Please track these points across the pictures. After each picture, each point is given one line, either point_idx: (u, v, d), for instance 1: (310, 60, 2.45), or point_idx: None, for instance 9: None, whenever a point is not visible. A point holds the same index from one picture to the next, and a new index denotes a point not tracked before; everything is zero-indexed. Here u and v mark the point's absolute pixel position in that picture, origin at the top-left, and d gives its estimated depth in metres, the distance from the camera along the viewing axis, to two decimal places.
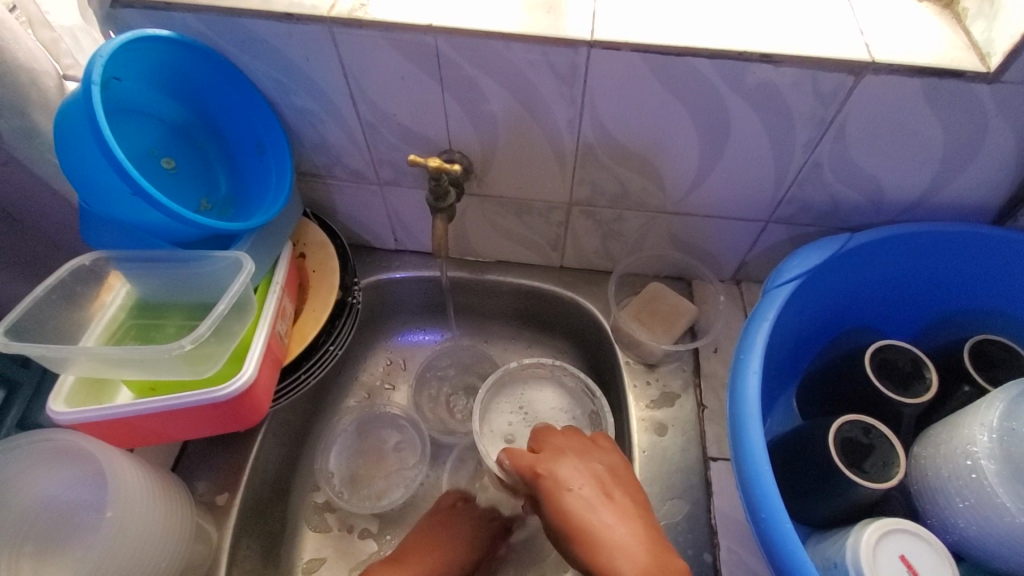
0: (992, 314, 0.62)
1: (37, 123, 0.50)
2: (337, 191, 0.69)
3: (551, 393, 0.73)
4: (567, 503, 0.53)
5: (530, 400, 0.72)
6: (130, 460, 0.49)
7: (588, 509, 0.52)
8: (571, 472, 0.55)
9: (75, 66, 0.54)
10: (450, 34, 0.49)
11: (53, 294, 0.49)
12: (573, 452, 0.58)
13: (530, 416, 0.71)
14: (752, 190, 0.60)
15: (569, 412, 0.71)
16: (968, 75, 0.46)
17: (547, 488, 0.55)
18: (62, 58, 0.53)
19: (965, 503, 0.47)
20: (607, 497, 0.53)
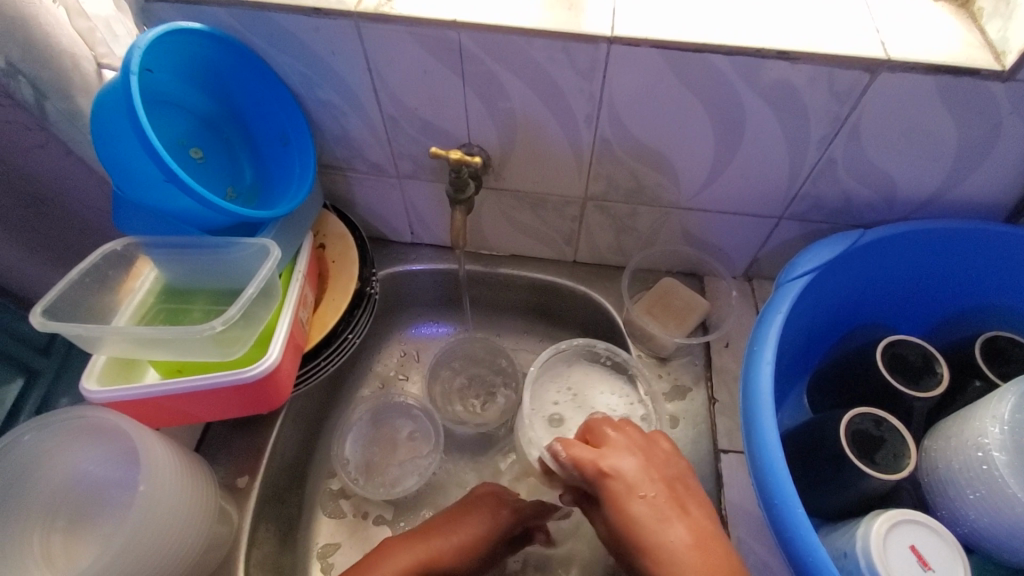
0: (1005, 311, 0.62)
1: (79, 105, 0.53)
2: (356, 184, 0.70)
3: (603, 378, 0.67)
4: (632, 511, 0.50)
5: (580, 384, 0.66)
6: (161, 439, 0.51)
7: (655, 521, 0.49)
8: (637, 477, 0.51)
9: (109, 55, 0.55)
10: (473, 30, 0.50)
11: (86, 277, 0.51)
12: (636, 452, 0.53)
13: (578, 400, 0.65)
14: (765, 187, 0.61)
15: (626, 396, 0.66)
16: (983, 73, 0.47)
17: (608, 491, 0.51)
18: (97, 47, 0.54)
19: (976, 494, 0.47)
20: (673, 507, 0.50)
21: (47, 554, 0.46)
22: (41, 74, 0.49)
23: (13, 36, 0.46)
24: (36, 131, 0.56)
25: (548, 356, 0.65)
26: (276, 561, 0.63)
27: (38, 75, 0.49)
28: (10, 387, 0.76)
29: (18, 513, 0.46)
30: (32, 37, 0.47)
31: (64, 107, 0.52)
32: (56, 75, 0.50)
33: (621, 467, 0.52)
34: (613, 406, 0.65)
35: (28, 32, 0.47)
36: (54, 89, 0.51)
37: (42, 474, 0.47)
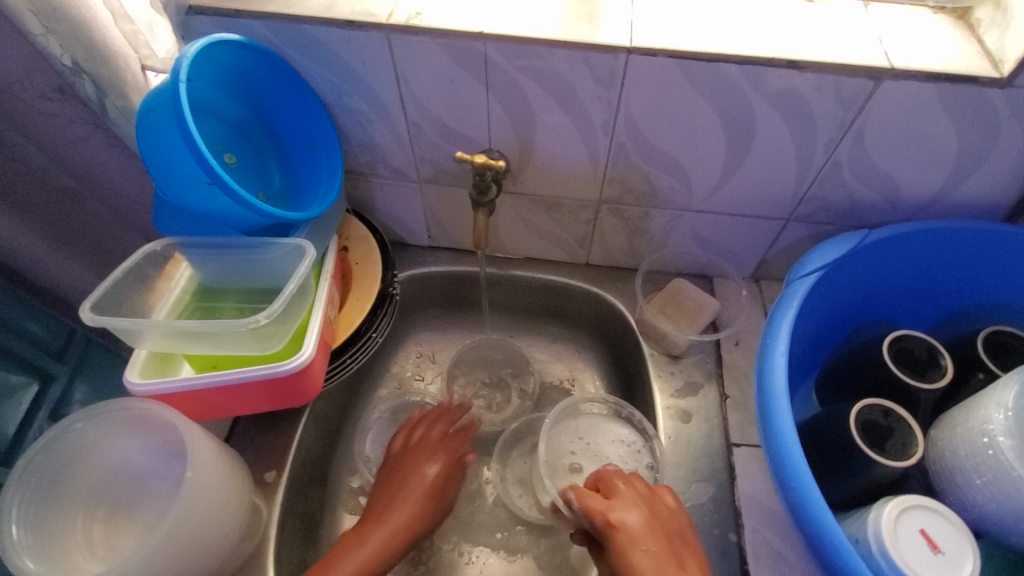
0: (1005, 308, 0.65)
1: (131, 103, 0.57)
2: (377, 189, 0.73)
3: (612, 426, 0.68)
4: (635, 565, 0.50)
5: (591, 433, 0.68)
6: (202, 430, 0.53)
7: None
8: (641, 534, 0.52)
9: (150, 57, 0.59)
10: (499, 41, 0.53)
11: (129, 276, 0.54)
12: (642, 508, 0.54)
13: (593, 449, 0.66)
14: (773, 189, 0.63)
15: (632, 444, 0.66)
16: (982, 80, 0.50)
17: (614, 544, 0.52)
18: (140, 49, 0.58)
19: (982, 479, 0.49)
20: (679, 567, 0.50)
21: (88, 542, 0.48)
22: (101, 73, 0.53)
23: (76, 38, 0.50)
24: (81, 122, 0.59)
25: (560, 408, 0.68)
26: (302, 554, 0.64)
27: (98, 73, 0.53)
28: (24, 395, 0.68)
29: (64, 502, 0.48)
30: (92, 40, 0.51)
31: (120, 105, 0.56)
32: (112, 75, 0.54)
33: (627, 523, 0.53)
34: (622, 458, 0.65)
35: (88, 33, 0.51)
36: (112, 88, 0.55)
37: (84, 465, 0.50)
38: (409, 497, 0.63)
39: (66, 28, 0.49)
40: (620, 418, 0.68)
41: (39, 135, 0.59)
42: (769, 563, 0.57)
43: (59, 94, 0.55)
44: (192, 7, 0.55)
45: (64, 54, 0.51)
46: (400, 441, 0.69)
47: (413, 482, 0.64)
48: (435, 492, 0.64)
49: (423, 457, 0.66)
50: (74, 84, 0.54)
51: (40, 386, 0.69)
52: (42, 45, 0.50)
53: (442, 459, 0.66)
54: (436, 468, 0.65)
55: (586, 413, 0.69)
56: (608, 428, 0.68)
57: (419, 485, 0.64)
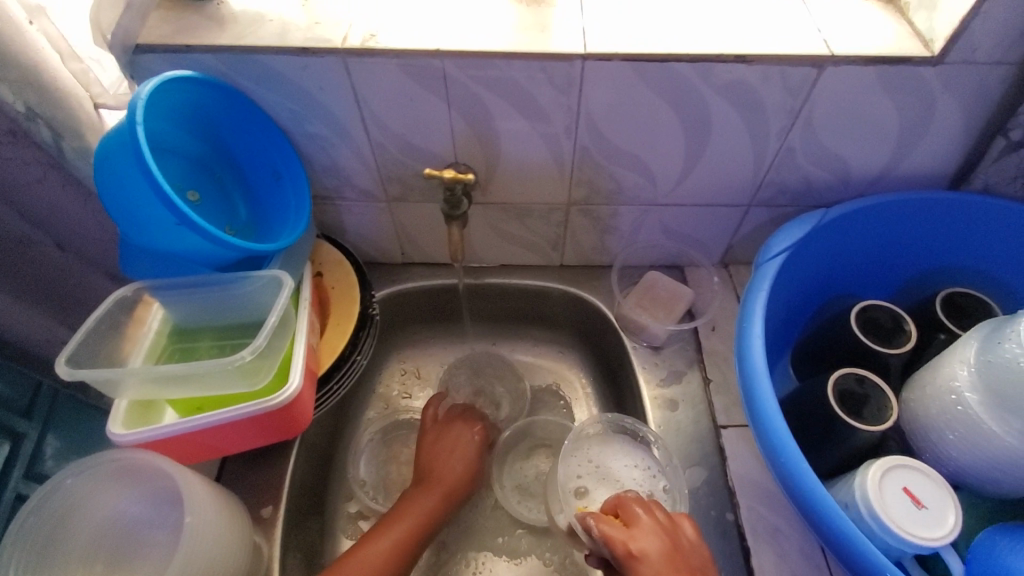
0: (958, 270, 0.69)
1: (87, 142, 0.58)
2: (346, 212, 0.73)
3: (623, 448, 0.64)
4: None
5: (601, 456, 0.64)
6: (196, 475, 0.52)
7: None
8: (665, 570, 0.49)
9: (102, 94, 0.59)
10: (456, 56, 0.54)
11: (102, 325, 0.53)
12: (665, 540, 0.51)
13: (603, 472, 0.63)
14: (733, 177, 0.66)
15: (646, 467, 0.63)
16: (915, 60, 0.53)
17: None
18: (91, 87, 0.57)
19: (954, 434, 0.52)
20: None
21: None
22: (55, 114, 0.53)
23: (28, 83, 0.50)
24: (36, 164, 0.56)
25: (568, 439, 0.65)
26: None
27: (53, 116, 0.53)
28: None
29: (60, 555, 0.47)
30: (41, 82, 0.51)
31: (78, 145, 0.57)
32: (66, 115, 0.55)
33: (649, 558, 0.49)
34: (636, 481, 0.62)
35: (37, 77, 0.51)
36: (68, 128, 0.55)
37: (76, 520, 0.49)
38: (449, 470, 0.67)
39: (18, 74, 0.49)
40: (632, 440, 0.65)
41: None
42: (767, 537, 0.60)
43: (9, 138, 0.52)
44: (140, 46, 0.54)
45: (17, 101, 0.50)
46: (430, 415, 0.73)
47: (455, 457, 0.68)
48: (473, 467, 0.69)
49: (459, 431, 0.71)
50: (29, 130, 0.52)
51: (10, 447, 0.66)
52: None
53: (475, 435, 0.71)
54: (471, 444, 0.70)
55: (592, 437, 0.65)
56: (620, 451, 0.64)
57: (460, 461, 0.68)
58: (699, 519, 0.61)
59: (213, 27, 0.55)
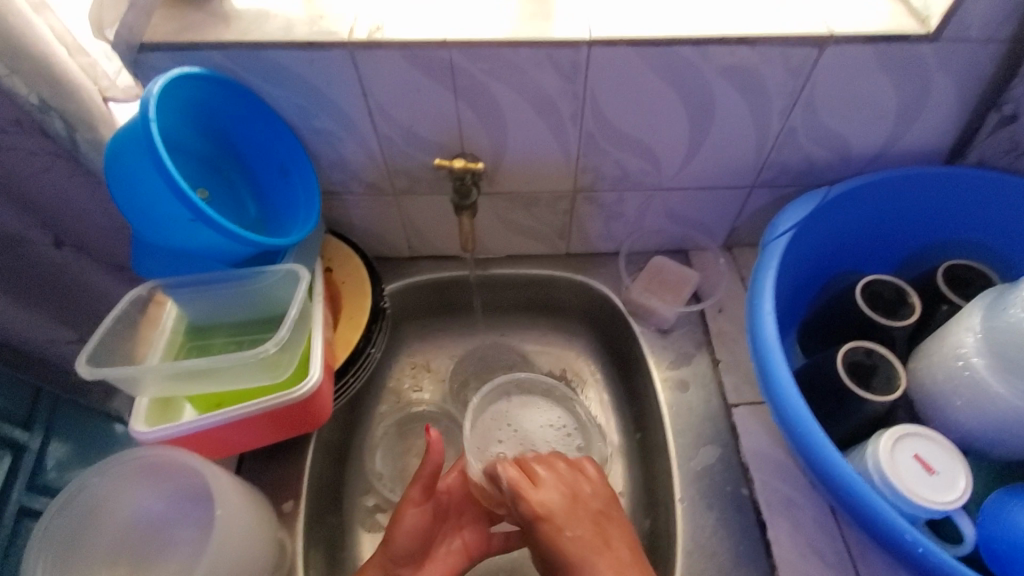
0: (956, 244, 0.71)
1: (100, 134, 0.58)
2: (353, 206, 0.73)
3: (541, 410, 0.72)
4: (563, 547, 0.52)
5: (517, 420, 0.70)
6: (223, 471, 0.52)
7: (585, 556, 0.52)
8: (562, 513, 0.54)
9: (110, 88, 0.59)
10: (463, 46, 0.54)
11: (119, 324, 0.53)
12: (564, 488, 0.56)
13: (519, 433, 0.69)
14: (736, 159, 0.67)
15: (563, 426, 0.71)
16: (913, 38, 0.54)
17: (540, 531, 0.54)
18: (99, 80, 0.58)
19: (962, 400, 0.54)
20: (599, 543, 0.53)
21: None
22: (68, 106, 0.53)
23: (39, 74, 0.50)
24: (44, 153, 0.56)
25: (487, 394, 0.70)
26: None
27: (66, 108, 0.53)
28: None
29: (85, 553, 0.47)
30: (53, 73, 0.51)
31: (91, 137, 0.56)
32: (79, 106, 0.54)
33: (548, 504, 0.55)
34: (553, 439, 0.70)
35: (50, 68, 0.51)
36: (81, 121, 0.55)
37: (102, 519, 0.49)
38: (392, 555, 0.58)
39: (30, 66, 0.49)
40: (551, 403, 0.73)
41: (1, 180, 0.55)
42: (781, 509, 0.61)
43: (16, 127, 0.52)
44: (145, 44, 0.54)
45: (31, 93, 0.50)
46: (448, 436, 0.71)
47: (399, 543, 0.58)
48: (422, 546, 0.60)
49: (403, 509, 0.60)
50: (43, 122, 0.52)
51: (13, 456, 0.66)
52: (8, 86, 0.48)
53: (421, 513, 0.60)
54: (419, 521, 0.60)
55: (522, 399, 0.72)
56: (540, 411, 0.72)
57: (406, 545, 0.59)
58: (714, 496, 0.62)
59: (219, 24, 0.55)
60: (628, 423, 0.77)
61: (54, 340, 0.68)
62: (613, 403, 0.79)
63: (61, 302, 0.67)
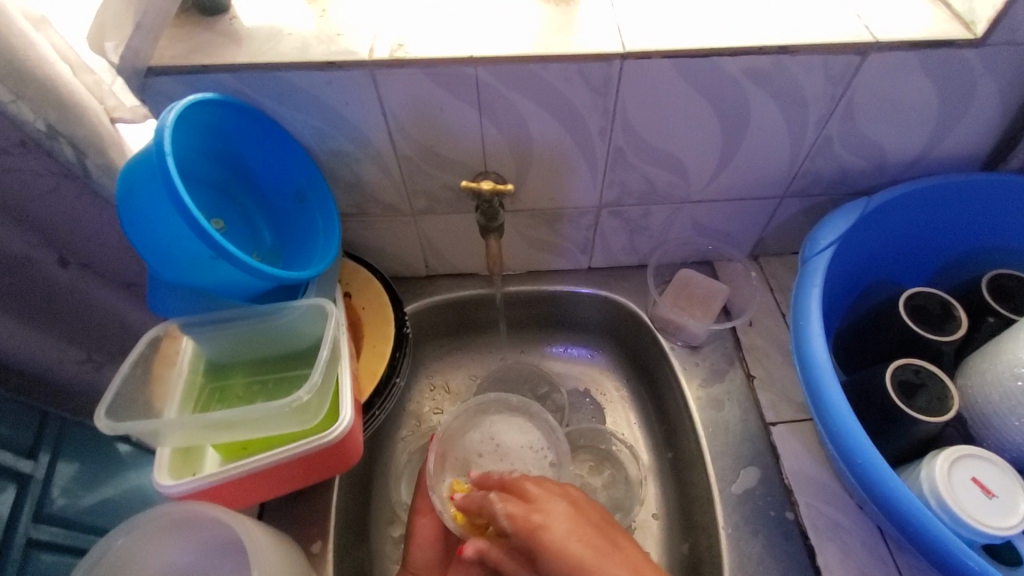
0: (993, 250, 0.69)
1: (112, 158, 0.54)
2: (370, 227, 0.70)
3: (517, 427, 0.68)
4: (569, 559, 0.44)
5: (501, 434, 0.67)
6: (253, 521, 0.49)
7: (602, 571, 0.43)
8: (562, 524, 0.46)
9: (119, 107, 0.53)
10: (489, 63, 0.52)
11: (136, 368, 0.50)
12: (556, 500, 0.49)
13: (500, 449, 0.66)
14: (768, 170, 0.64)
15: (539, 449, 0.65)
16: (958, 43, 0.52)
17: (540, 549, 0.45)
18: (106, 99, 0.52)
19: (1020, 420, 0.52)
20: (622, 562, 0.44)
21: None
22: (78, 132, 0.50)
23: (45, 100, 0.46)
24: (48, 174, 0.53)
25: (462, 410, 0.69)
26: None
27: (75, 133, 0.50)
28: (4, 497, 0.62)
29: None
30: (62, 98, 0.47)
31: (103, 162, 0.53)
32: (89, 133, 0.51)
33: (544, 517, 0.47)
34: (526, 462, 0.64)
35: (60, 94, 0.47)
36: (91, 146, 0.51)
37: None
38: (412, 567, 0.60)
39: (36, 92, 0.45)
40: (524, 418, 0.69)
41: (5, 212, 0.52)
42: (829, 534, 0.59)
43: (21, 149, 0.50)
44: (152, 68, 0.51)
45: (37, 119, 0.47)
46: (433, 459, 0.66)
47: (416, 554, 0.60)
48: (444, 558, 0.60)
49: (416, 521, 0.62)
50: (51, 149, 0.49)
51: (17, 490, 0.63)
52: (14, 113, 0.45)
53: (432, 522, 0.62)
54: (434, 529, 0.61)
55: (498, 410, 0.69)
56: (517, 423, 0.68)
57: (425, 554, 0.60)
58: (758, 521, 0.60)
59: (230, 44, 0.52)
60: (659, 442, 0.74)
61: (63, 362, 0.65)
62: (642, 421, 0.77)
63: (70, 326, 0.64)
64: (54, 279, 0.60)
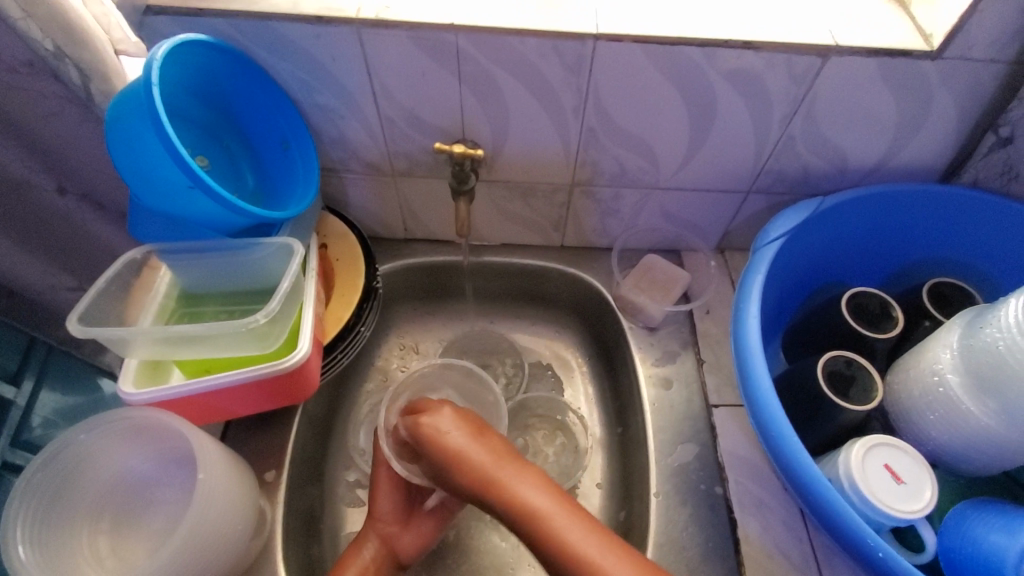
0: (942, 261, 0.72)
1: (114, 86, 0.56)
2: (351, 185, 0.73)
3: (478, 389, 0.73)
4: (475, 460, 0.55)
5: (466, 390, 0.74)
6: (209, 439, 0.53)
7: (504, 475, 0.55)
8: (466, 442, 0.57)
9: (123, 41, 0.55)
10: (470, 31, 0.54)
11: (112, 286, 0.54)
12: (460, 417, 0.59)
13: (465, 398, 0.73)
14: (734, 163, 0.67)
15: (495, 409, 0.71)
16: (915, 53, 0.55)
17: (445, 454, 0.56)
18: (112, 32, 0.54)
19: (934, 415, 0.55)
20: (500, 463, 0.55)
21: (95, 554, 0.48)
22: (83, 56, 0.52)
23: (55, 21, 0.49)
24: (55, 97, 0.55)
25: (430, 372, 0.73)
26: (308, 551, 0.64)
27: (80, 57, 0.52)
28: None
29: (68, 509, 0.48)
30: (71, 23, 0.50)
31: (105, 89, 0.55)
32: (94, 59, 0.53)
33: (450, 433, 0.57)
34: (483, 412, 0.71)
35: (66, 18, 0.49)
36: (95, 72, 0.54)
37: (86, 477, 0.50)
38: (378, 516, 0.63)
39: (46, 12, 0.48)
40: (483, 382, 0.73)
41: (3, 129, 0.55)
42: (753, 509, 0.62)
43: (29, 69, 0.52)
44: (151, 7, 0.54)
45: (45, 39, 0.49)
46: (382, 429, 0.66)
47: (380, 504, 0.64)
48: (403, 509, 0.64)
49: (377, 473, 0.66)
50: (57, 69, 0.52)
51: (0, 411, 0.66)
52: (23, 30, 0.48)
53: (390, 474, 0.66)
54: (393, 480, 0.66)
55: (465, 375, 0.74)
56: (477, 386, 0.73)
57: (388, 505, 0.64)
58: (689, 492, 0.64)
59: None
60: (611, 416, 0.78)
61: (54, 288, 0.69)
62: (597, 396, 0.80)
63: (63, 253, 0.67)
64: (52, 205, 0.63)
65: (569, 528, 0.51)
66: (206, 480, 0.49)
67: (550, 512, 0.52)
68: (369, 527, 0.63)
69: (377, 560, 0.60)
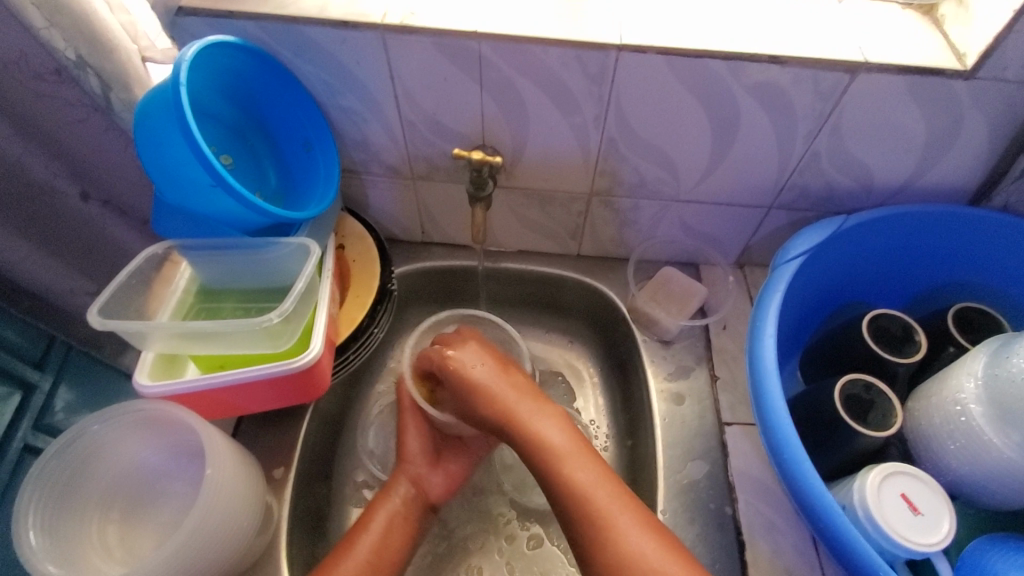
0: (969, 285, 0.70)
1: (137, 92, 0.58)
2: (371, 188, 0.74)
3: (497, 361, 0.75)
4: (510, 403, 0.61)
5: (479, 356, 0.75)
6: (218, 435, 0.53)
7: (523, 411, 0.60)
8: (491, 376, 0.63)
9: (150, 48, 0.60)
10: (493, 39, 0.54)
11: (134, 279, 0.56)
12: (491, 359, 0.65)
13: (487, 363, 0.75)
14: (757, 179, 0.66)
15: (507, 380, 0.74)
16: (948, 73, 0.53)
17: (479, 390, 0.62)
18: (140, 40, 0.59)
19: (955, 444, 0.53)
20: (521, 401, 0.61)
21: (104, 543, 0.50)
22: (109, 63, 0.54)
23: (78, 31, 0.51)
24: (80, 104, 0.57)
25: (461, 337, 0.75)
26: (311, 550, 0.65)
27: (102, 67, 0.54)
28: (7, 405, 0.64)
29: (80, 499, 0.49)
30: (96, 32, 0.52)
31: (126, 97, 0.58)
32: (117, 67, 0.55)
33: (475, 368, 0.63)
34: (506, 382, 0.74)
35: (90, 26, 0.52)
36: (116, 80, 0.56)
37: (99, 467, 0.51)
38: (406, 459, 0.66)
39: (68, 22, 0.50)
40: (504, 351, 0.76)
41: (35, 130, 0.57)
42: (762, 533, 0.61)
43: (56, 77, 0.53)
44: (183, 9, 0.55)
45: (68, 49, 0.51)
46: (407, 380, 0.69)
47: (410, 446, 0.67)
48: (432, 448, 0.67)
49: (403, 417, 0.69)
50: (78, 77, 0.54)
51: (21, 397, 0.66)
52: (46, 39, 0.50)
53: (418, 418, 0.69)
54: (420, 425, 0.68)
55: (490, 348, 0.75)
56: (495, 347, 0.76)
57: (418, 448, 0.67)
58: (697, 511, 0.63)
59: None
60: (621, 428, 0.77)
61: (75, 292, 0.70)
62: (608, 408, 0.79)
63: (81, 257, 0.68)
64: (77, 210, 0.64)
65: (577, 469, 0.56)
66: (214, 477, 0.50)
67: (566, 452, 0.57)
68: (381, 496, 0.63)
69: (407, 500, 0.63)
